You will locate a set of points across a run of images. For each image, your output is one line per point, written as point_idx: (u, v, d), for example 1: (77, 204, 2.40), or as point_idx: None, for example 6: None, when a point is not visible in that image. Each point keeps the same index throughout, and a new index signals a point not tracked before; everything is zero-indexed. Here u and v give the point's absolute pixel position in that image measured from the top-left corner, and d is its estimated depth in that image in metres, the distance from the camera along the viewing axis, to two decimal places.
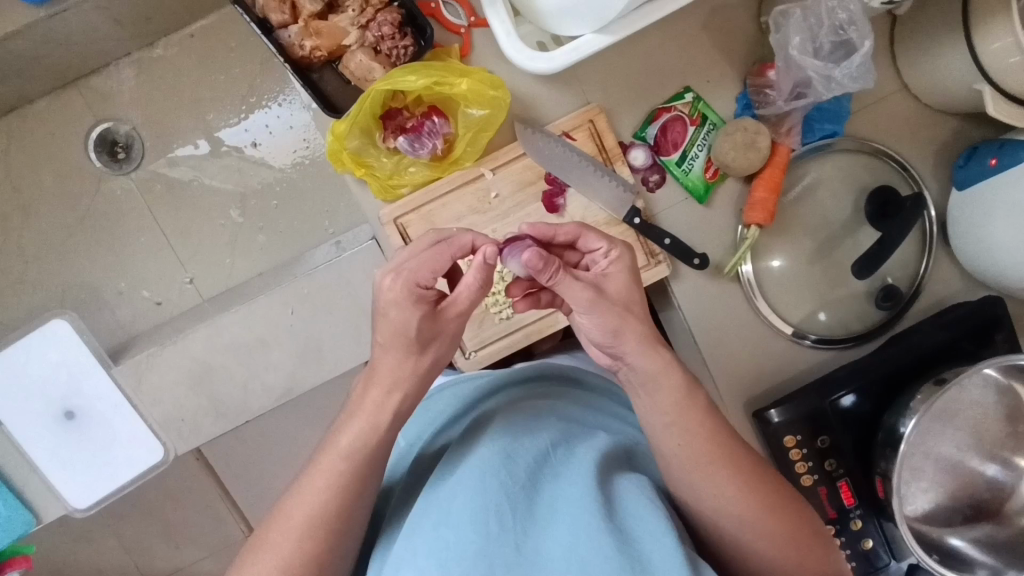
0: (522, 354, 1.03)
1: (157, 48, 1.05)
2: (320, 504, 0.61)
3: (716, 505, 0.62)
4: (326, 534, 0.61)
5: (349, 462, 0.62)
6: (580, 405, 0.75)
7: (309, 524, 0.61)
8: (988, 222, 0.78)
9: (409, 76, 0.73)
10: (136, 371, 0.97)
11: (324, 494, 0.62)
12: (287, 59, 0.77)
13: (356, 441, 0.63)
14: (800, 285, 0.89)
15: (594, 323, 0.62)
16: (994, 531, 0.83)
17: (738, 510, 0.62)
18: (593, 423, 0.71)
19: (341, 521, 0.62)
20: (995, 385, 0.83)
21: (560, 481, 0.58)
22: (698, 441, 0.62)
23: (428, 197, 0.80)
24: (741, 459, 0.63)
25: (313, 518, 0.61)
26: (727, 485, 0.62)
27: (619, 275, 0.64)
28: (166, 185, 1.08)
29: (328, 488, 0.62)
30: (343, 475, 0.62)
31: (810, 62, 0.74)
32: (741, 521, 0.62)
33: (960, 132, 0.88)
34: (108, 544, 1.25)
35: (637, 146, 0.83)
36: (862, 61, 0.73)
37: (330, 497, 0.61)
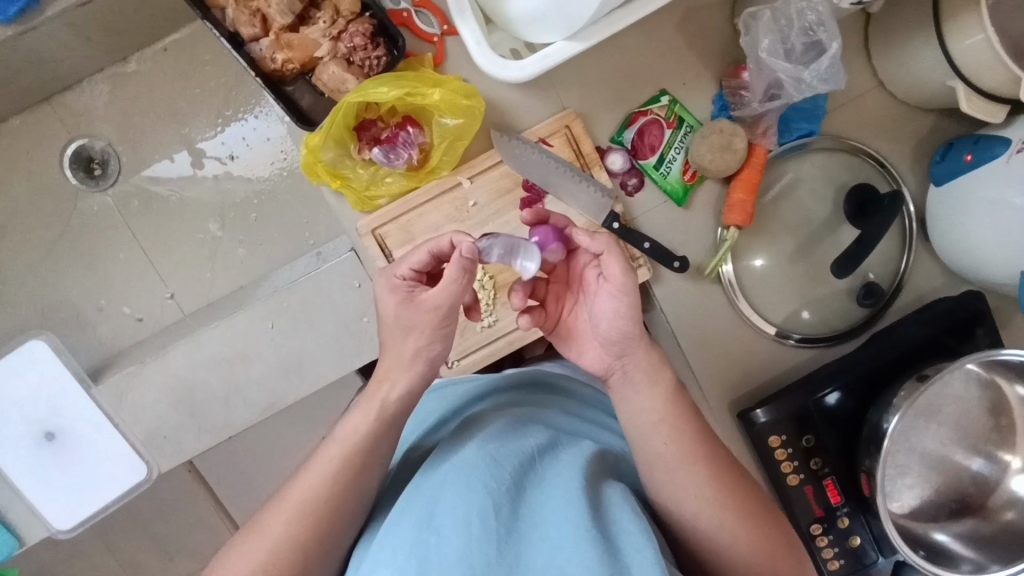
0: (511, 358, 1.03)
1: (131, 63, 1.03)
2: (299, 510, 0.61)
3: (696, 512, 0.63)
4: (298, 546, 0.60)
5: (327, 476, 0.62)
6: (570, 413, 0.74)
7: (287, 529, 0.61)
8: (965, 218, 0.79)
9: (381, 88, 0.73)
10: (116, 391, 0.96)
11: (302, 500, 0.61)
12: (259, 73, 0.76)
13: (336, 444, 0.64)
14: (783, 284, 0.89)
15: (619, 308, 0.65)
16: (979, 526, 0.83)
17: (719, 518, 0.62)
18: (582, 433, 0.71)
19: (316, 534, 0.61)
20: (977, 378, 0.84)
21: (548, 487, 0.58)
22: (681, 444, 0.63)
23: (407, 207, 0.79)
24: (722, 468, 0.64)
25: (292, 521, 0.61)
26: (706, 489, 0.63)
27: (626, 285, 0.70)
28: (144, 201, 1.06)
29: (303, 496, 0.62)
30: (317, 489, 0.62)
31: (779, 63, 0.74)
32: (723, 529, 0.62)
33: (937, 128, 0.88)
34: (100, 559, 1.24)
35: (615, 150, 0.83)
36: (830, 64, 0.73)
37: (307, 505, 0.61)
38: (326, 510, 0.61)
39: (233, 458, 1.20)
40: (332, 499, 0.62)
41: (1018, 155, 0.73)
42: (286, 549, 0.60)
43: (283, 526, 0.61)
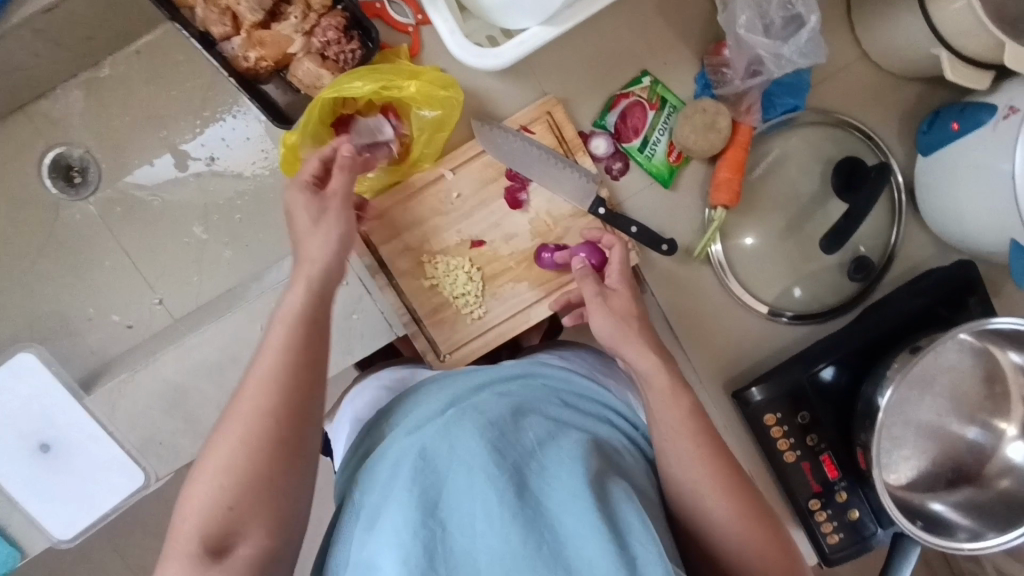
0: (509, 347, 1.02)
1: (104, 66, 0.99)
2: (265, 406, 0.57)
3: (702, 506, 0.64)
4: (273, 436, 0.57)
5: (284, 358, 0.59)
6: (572, 395, 0.72)
7: (251, 429, 0.56)
8: (953, 188, 0.78)
9: (356, 82, 0.71)
10: (109, 400, 0.83)
11: (264, 397, 0.57)
12: (233, 73, 0.75)
13: (281, 330, 0.60)
14: (774, 262, 0.88)
15: (602, 310, 0.72)
16: (975, 495, 0.84)
17: (721, 514, 0.63)
18: (583, 420, 0.69)
19: (293, 417, 0.58)
20: (971, 348, 0.84)
21: (554, 475, 0.57)
22: (685, 434, 0.66)
23: (391, 202, 0.79)
24: (727, 467, 0.65)
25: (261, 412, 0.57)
26: (704, 479, 0.64)
27: (625, 283, 0.74)
28: (127, 207, 1.01)
29: (260, 385, 0.58)
30: (277, 372, 0.58)
31: (758, 40, 0.74)
32: (723, 524, 0.63)
33: (923, 96, 0.87)
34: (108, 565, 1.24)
35: (598, 134, 0.82)
36: (810, 38, 0.72)
37: (273, 405, 0.57)
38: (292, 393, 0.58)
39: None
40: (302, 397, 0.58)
41: (1003, 122, 0.72)
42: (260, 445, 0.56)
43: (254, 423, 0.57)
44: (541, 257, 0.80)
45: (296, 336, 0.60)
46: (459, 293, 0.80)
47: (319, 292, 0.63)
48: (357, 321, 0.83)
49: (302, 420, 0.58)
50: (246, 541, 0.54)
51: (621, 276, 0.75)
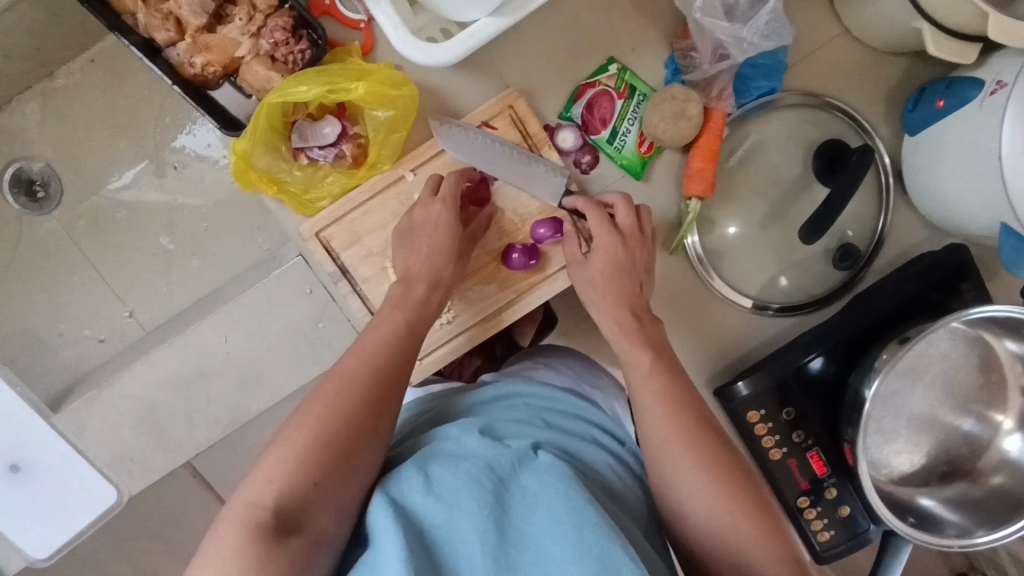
0: (503, 340, 0.99)
1: (59, 77, 0.97)
2: (345, 388, 0.62)
3: (677, 473, 0.65)
4: (360, 398, 0.62)
5: (391, 342, 0.67)
6: (557, 412, 0.69)
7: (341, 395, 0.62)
8: (939, 169, 0.74)
9: (300, 86, 0.68)
10: (77, 417, 0.84)
11: (332, 402, 0.61)
12: (179, 81, 0.73)
13: (387, 320, 0.68)
14: (757, 251, 0.85)
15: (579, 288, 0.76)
16: (968, 490, 0.81)
17: (709, 497, 0.63)
18: (567, 434, 0.66)
19: (377, 387, 0.64)
20: (962, 336, 0.80)
21: (531, 492, 0.54)
22: (665, 401, 0.68)
23: (351, 206, 0.76)
24: (706, 439, 0.66)
25: (341, 392, 0.62)
26: (674, 444, 0.65)
27: (602, 254, 0.74)
28: (92, 220, 1.00)
29: (366, 353, 0.65)
30: (383, 351, 0.66)
31: (716, 24, 0.71)
32: (712, 508, 0.63)
33: (910, 72, 0.82)
34: None
35: (565, 127, 0.78)
36: (770, 19, 0.70)
37: (358, 392, 0.62)
38: (381, 365, 0.65)
39: (232, 456, 1.19)
40: (382, 389, 0.64)
41: (991, 97, 0.67)
42: (341, 407, 0.61)
43: (331, 394, 0.62)
44: (509, 258, 0.77)
45: (381, 357, 0.65)
46: None
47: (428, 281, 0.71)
48: (324, 328, 0.84)
49: (386, 390, 0.64)
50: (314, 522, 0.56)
51: (600, 244, 0.74)
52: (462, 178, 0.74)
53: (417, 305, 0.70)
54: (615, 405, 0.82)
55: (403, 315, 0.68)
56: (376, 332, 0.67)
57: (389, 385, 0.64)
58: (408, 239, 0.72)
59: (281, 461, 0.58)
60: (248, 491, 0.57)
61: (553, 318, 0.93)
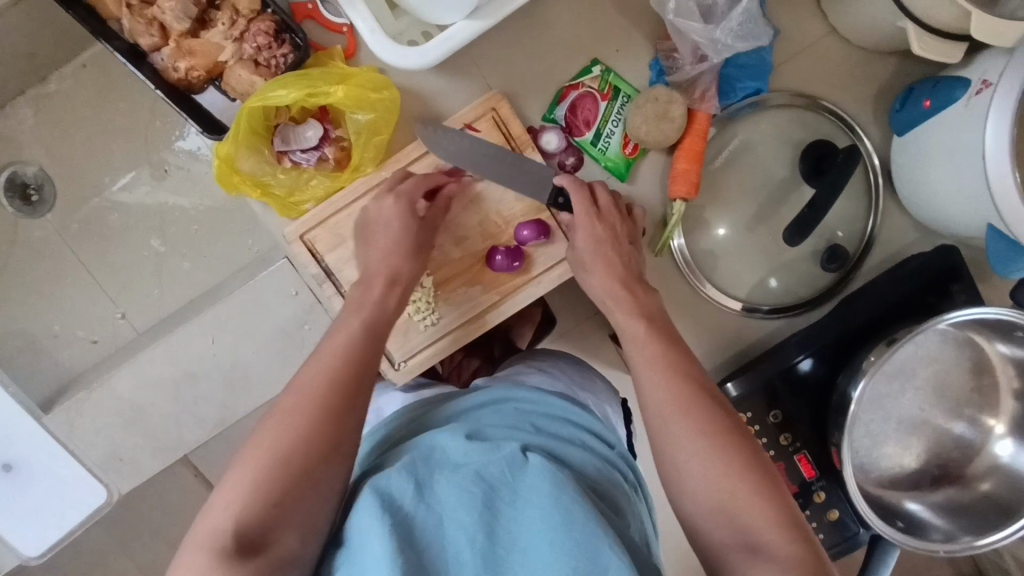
0: (502, 340, 0.98)
1: (51, 82, 0.98)
2: (302, 403, 0.61)
3: (673, 432, 0.63)
4: (317, 411, 0.60)
5: (348, 354, 0.65)
6: (546, 415, 0.67)
7: (299, 410, 0.60)
8: (926, 170, 0.73)
9: (279, 90, 0.69)
10: (68, 418, 0.84)
11: (292, 415, 0.60)
12: (163, 85, 0.74)
13: (346, 331, 0.67)
14: (745, 253, 0.84)
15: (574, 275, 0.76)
16: (957, 495, 0.80)
17: (712, 466, 0.61)
18: (555, 432, 0.65)
19: (336, 398, 0.62)
20: (953, 338, 0.79)
21: (522, 498, 0.54)
22: (659, 361, 0.67)
23: (334, 209, 0.75)
24: (700, 392, 0.65)
25: (300, 403, 0.61)
26: (668, 400, 0.64)
27: (586, 235, 0.74)
28: (85, 223, 1.01)
29: (325, 364, 0.64)
30: (341, 364, 0.64)
31: (693, 26, 0.71)
32: (710, 478, 0.60)
33: (899, 72, 0.82)
34: None
35: (549, 129, 0.78)
36: (744, 14, 0.71)
37: (316, 399, 0.61)
38: (339, 375, 0.63)
39: (227, 456, 1.20)
40: (347, 397, 0.62)
41: (976, 97, 0.66)
42: (298, 421, 0.60)
43: (290, 408, 0.61)
44: (493, 260, 0.77)
45: (340, 366, 0.64)
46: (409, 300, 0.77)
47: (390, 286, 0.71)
48: (310, 331, 0.84)
49: (346, 402, 0.62)
50: (280, 541, 0.55)
51: (578, 219, 0.74)
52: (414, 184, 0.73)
53: (373, 307, 0.69)
54: (607, 407, 0.80)
55: (359, 318, 0.68)
56: (334, 338, 0.66)
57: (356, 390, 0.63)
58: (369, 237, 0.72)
59: (240, 485, 0.56)
60: (204, 522, 0.55)
61: (552, 318, 0.92)
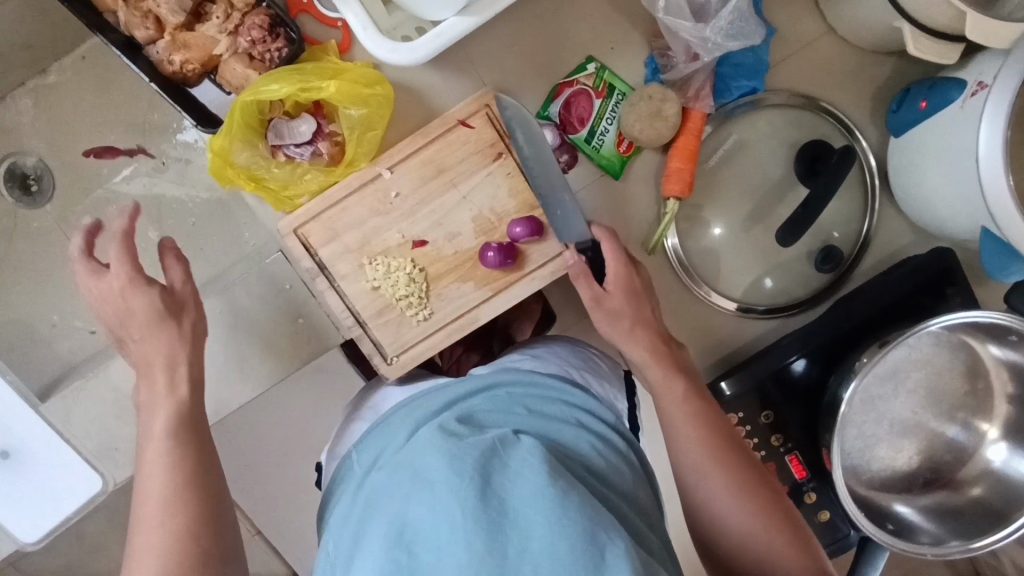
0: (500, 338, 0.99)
1: (50, 74, 0.99)
2: (161, 519, 0.60)
3: (696, 475, 0.66)
4: (188, 508, 0.60)
5: (172, 440, 0.63)
6: (539, 397, 0.65)
7: (172, 515, 0.60)
8: (922, 171, 0.72)
9: (271, 85, 0.69)
10: (64, 405, 0.84)
11: (162, 522, 0.59)
12: (158, 78, 0.75)
13: (160, 426, 0.64)
14: (739, 252, 0.83)
15: (600, 322, 0.75)
16: (947, 499, 0.80)
17: (743, 517, 0.64)
18: (552, 418, 0.63)
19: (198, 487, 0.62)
20: (947, 341, 0.79)
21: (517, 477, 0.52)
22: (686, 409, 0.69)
23: (328, 203, 0.76)
24: (720, 436, 0.67)
25: (161, 525, 0.59)
26: (691, 441, 0.67)
27: (618, 286, 0.74)
28: (82, 214, 1.02)
29: (155, 465, 0.62)
30: (173, 450, 0.63)
31: (681, 24, 0.71)
32: (738, 525, 0.64)
33: (897, 73, 0.81)
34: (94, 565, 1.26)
35: (543, 126, 0.78)
36: (733, 11, 0.70)
37: (165, 528, 0.59)
38: (187, 464, 0.62)
39: None
40: (196, 515, 0.61)
41: (972, 99, 0.65)
42: (174, 528, 0.59)
43: (161, 521, 0.60)
44: (485, 257, 0.76)
45: (177, 452, 0.63)
46: (402, 295, 0.77)
47: (188, 365, 0.67)
48: (303, 325, 0.83)
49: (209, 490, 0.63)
50: None
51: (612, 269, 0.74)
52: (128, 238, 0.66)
53: (174, 402, 0.65)
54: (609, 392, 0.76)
55: (163, 417, 0.64)
56: (147, 457, 0.62)
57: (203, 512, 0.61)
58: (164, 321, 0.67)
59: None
60: None
61: (553, 313, 0.92)
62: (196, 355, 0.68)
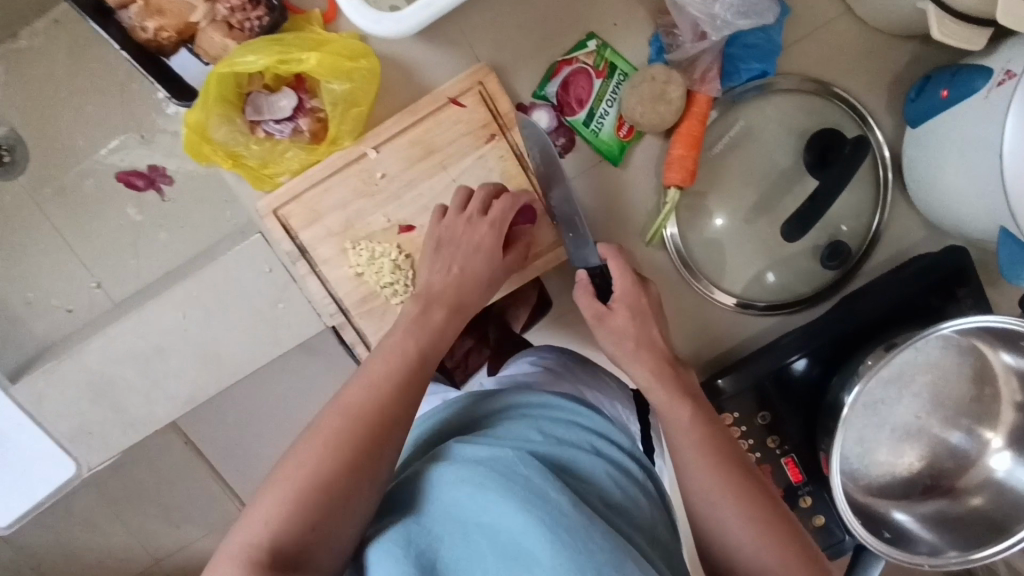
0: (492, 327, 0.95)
1: (21, 38, 0.95)
2: (343, 430, 0.55)
3: (700, 496, 0.60)
4: (360, 443, 0.54)
5: (390, 378, 0.58)
6: (554, 419, 0.60)
7: (334, 442, 0.54)
8: (940, 165, 0.68)
9: (248, 56, 0.65)
10: (34, 389, 0.81)
11: (322, 452, 0.53)
12: (130, 47, 0.72)
13: (379, 364, 0.59)
14: (742, 244, 0.79)
15: (605, 342, 0.69)
16: (947, 507, 0.77)
17: (763, 552, 0.57)
18: (572, 437, 0.58)
19: (382, 423, 0.56)
20: (955, 345, 0.75)
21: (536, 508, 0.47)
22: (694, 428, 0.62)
23: (309, 183, 0.72)
24: (723, 452, 0.61)
25: (342, 433, 0.54)
26: (692, 460, 0.61)
27: (624, 302, 0.67)
28: (58, 189, 0.99)
29: (366, 390, 0.57)
30: (386, 380, 0.58)
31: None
32: (760, 562, 0.57)
33: (916, 58, 0.76)
34: (72, 547, 1.24)
35: (540, 106, 0.74)
36: None
37: (332, 454, 0.53)
38: (384, 404, 0.57)
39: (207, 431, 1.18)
40: (374, 445, 0.55)
41: (997, 89, 0.61)
42: (335, 459, 0.53)
43: (318, 450, 0.53)
44: None
45: (385, 392, 0.58)
46: (386, 283, 0.73)
47: (455, 303, 0.66)
48: (283, 311, 0.80)
49: (386, 427, 0.56)
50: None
51: (621, 296, 0.67)
52: (513, 201, 0.69)
53: (436, 333, 0.63)
54: (623, 411, 0.74)
55: (418, 340, 0.62)
56: (368, 372, 0.59)
57: (381, 443, 0.55)
58: (440, 253, 0.68)
59: (271, 504, 0.51)
60: (241, 539, 0.50)
61: (549, 300, 0.87)
62: (480, 295, 0.67)
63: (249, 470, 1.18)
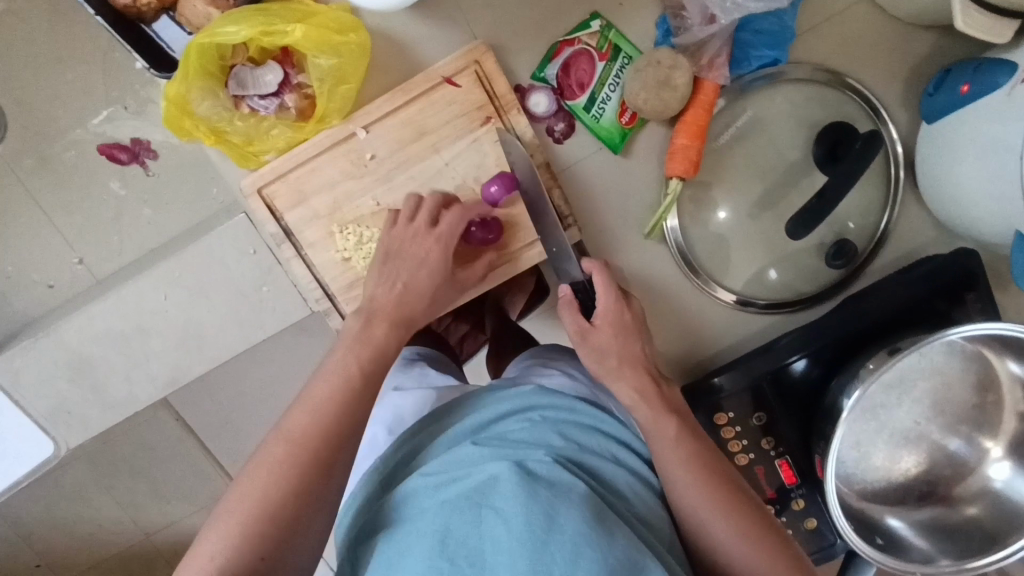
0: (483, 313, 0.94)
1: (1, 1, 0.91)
2: (291, 457, 0.54)
3: (691, 506, 0.58)
4: (307, 470, 0.54)
5: (338, 398, 0.57)
6: (575, 424, 0.59)
7: (279, 474, 0.53)
8: (956, 164, 0.65)
9: (230, 26, 0.62)
10: (10, 365, 0.79)
11: (270, 482, 0.53)
12: (109, 13, 0.68)
13: (325, 385, 0.58)
14: (744, 239, 0.76)
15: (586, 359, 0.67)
16: (943, 515, 0.75)
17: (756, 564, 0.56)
18: (591, 446, 0.58)
19: (329, 449, 0.55)
20: (960, 351, 0.73)
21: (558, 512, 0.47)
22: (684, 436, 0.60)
23: (295, 162, 0.69)
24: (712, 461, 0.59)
25: (287, 461, 0.54)
26: (684, 469, 0.59)
27: (607, 321, 0.66)
28: (37, 159, 0.96)
29: (311, 415, 0.56)
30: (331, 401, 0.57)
31: None
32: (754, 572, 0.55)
33: (935, 50, 0.73)
34: (53, 523, 1.23)
35: (539, 89, 0.71)
36: None
37: (277, 484, 0.53)
38: (332, 428, 0.56)
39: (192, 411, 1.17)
40: (321, 468, 0.54)
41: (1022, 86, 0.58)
42: (280, 489, 0.53)
43: (266, 480, 0.53)
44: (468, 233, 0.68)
45: (331, 415, 0.56)
46: None
47: (402, 319, 0.64)
48: (268, 294, 0.78)
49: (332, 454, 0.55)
50: None
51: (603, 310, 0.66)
52: (464, 212, 0.66)
53: (378, 350, 0.61)
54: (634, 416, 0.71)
55: (360, 358, 0.60)
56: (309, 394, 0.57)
57: (328, 466, 0.55)
58: (385, 266, 0.65)
59: (223, 535, 0.51)
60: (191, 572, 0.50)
61: (546, 290, 0.83)
62: (425, 309, 0.66)
63: (239, 449, 1.17)
